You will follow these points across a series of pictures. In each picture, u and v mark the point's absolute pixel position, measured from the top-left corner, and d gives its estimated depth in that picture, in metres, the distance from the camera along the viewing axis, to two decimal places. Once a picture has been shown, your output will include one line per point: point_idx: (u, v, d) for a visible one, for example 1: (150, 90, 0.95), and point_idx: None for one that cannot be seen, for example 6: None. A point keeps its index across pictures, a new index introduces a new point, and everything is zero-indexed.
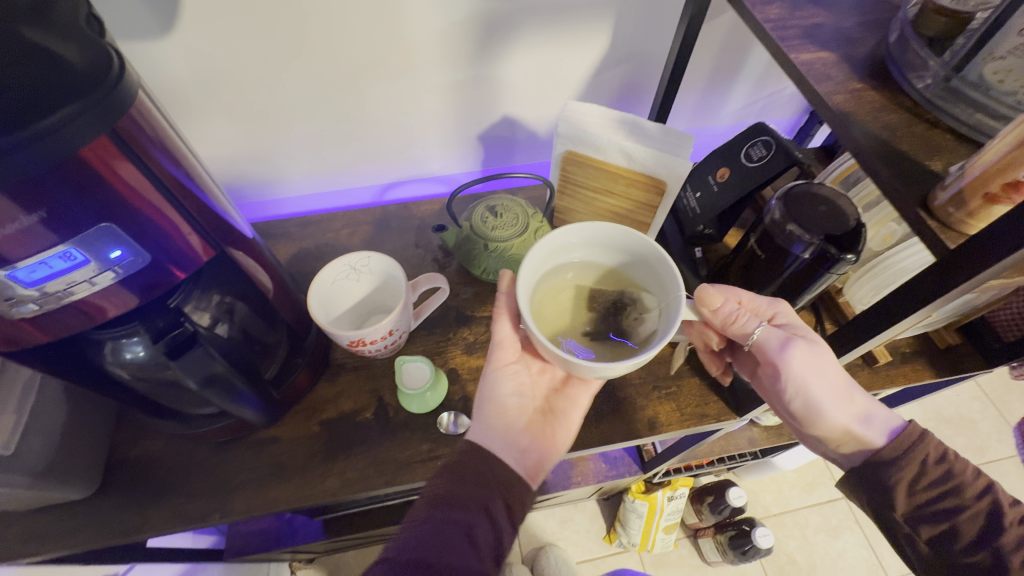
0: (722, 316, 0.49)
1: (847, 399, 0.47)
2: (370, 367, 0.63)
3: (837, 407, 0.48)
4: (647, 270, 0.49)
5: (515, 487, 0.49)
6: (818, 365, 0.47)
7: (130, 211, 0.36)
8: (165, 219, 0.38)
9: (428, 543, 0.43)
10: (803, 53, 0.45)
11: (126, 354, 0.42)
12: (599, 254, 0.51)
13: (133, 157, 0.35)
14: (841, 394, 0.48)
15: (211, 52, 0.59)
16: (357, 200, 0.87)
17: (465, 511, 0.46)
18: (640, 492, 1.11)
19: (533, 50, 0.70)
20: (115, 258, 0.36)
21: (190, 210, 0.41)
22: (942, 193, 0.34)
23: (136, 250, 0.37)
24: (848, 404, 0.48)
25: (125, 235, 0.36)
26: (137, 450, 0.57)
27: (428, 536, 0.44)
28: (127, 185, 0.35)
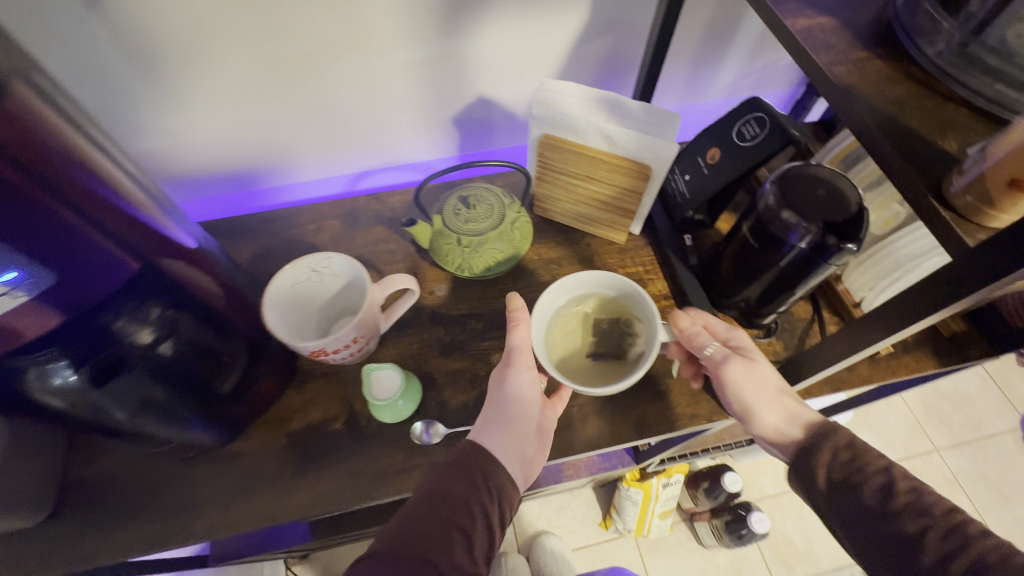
0: (684, 336, 0.54)
1: (773, 401, 0.49)
2: (340, 373, 0.59)
3: (766, 408, 0.49)
4: (638, 308, 0.55)
5: (510, 493, 0.46)
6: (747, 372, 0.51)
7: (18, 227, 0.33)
8: (64, 231, 0.35)
9: (421, 541, 0.41)
10: (799, 19, 0.40)
11: (57, 380, 0.37)
12: (602, 288, 0.57)
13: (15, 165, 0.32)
14: (768, 396, 0.50)
15: (143, 37, 0.54)
16: (328, 191, 0.82)
17: (457, 509, 0.43)
18: (634, 480, 1.08)
19: (505, 23, 0.64)
20: (10, 280, 0.33)
21: (100, 220, 0.37)
22: (959, 179, 0.29)
23: (35, 270, 0.34)
24: (775, 405, 0.49)
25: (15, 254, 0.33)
26: (89, 472, 0.53)
27: (421, 532, 0.42)
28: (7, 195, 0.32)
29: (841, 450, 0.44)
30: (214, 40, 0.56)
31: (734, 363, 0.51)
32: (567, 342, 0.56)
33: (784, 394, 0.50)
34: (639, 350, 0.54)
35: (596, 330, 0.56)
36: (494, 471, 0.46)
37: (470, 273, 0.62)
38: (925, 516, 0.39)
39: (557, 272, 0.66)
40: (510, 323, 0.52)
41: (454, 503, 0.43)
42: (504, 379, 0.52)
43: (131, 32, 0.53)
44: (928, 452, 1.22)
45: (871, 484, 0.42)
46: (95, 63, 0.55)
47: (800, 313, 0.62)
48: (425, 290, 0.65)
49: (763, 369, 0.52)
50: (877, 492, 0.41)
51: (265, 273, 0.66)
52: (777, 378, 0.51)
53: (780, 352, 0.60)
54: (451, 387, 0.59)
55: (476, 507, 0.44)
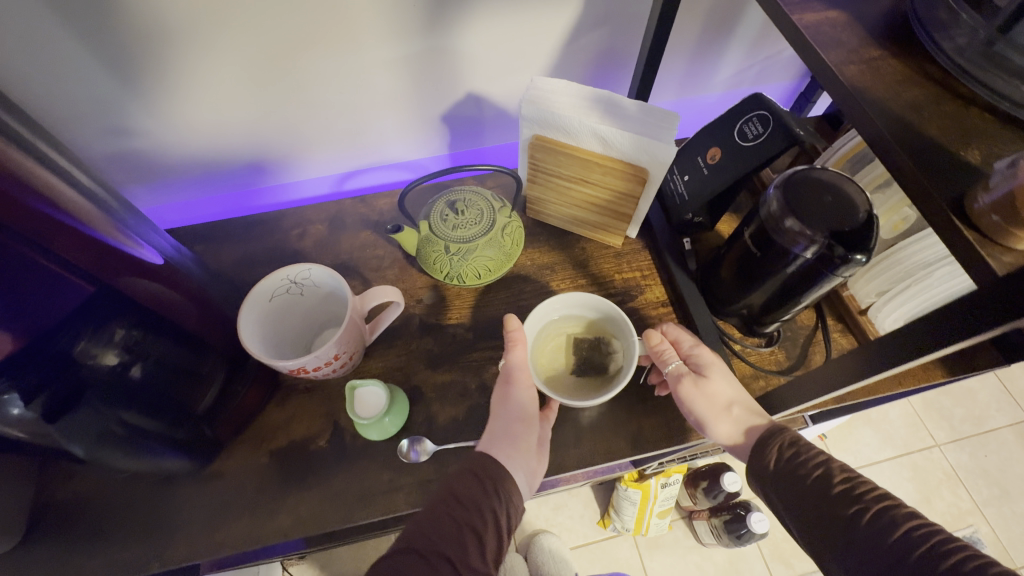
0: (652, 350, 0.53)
1: (720, 414, 0.49)
2: (324, 388, 0.57)
3: (713, 421, 0.49)
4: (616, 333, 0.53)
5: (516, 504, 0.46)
6: (699, 386, 0.50)
7: None
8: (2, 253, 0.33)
9: (440, 536, 0.41)
10: (807, 13, 0.37)
11: (14, 410, 0.34)
12: (591, 310, 0.55)
13: None
14: (716, 409, 0.49)
15: (103, 33, 0.51)
16: (314, 192, 0.79)
17: (470, 510, 0.43)
18: (633, 481, 1.05)
19: (493, 16, 0.60)
20: None
21: (45, 241, 0.35)
22: (984, 196, 0.26)
23: None
24: (723, 418, 0.49)
25: None
26: (63, 494, 0.51)
27: (442, 530, 0.41)
28: None
29: (787, 445, 0.44)
30: (180, 37, 0.53)
31: (683, 378, 0.50)
32: (547, 359, 0.55)
33: (736, 407, 0.49)
34: (617, 367, 0.54)
35: (576, 348, 0.55)
36: (505, 482, 0.45)
37: (459, 281, 0.60)
38: (860, 501, 0.38)
39: (551, 278, 0.64)
40: (508, 342, 0.50)
41: (468, 504, 0.43)
42: (506, 397, 0.50)
43: (88, 36, 0.51)
44: (929, 447, 1.21)
45: (815, 475, 0.41)
46: (54, 61, 0.52)
47: (804, 321, 0.60)
48: (412, 298, 0.62)
49: (717, 381, 0.50)
50: (818, 480, 0.41)
51: (245, 282, 0.63)
52: (733, 390, 0.50)
53: (782, 362, 0.58)
54: (439, 401, 0.56)
55: (488, 510, 0.44)
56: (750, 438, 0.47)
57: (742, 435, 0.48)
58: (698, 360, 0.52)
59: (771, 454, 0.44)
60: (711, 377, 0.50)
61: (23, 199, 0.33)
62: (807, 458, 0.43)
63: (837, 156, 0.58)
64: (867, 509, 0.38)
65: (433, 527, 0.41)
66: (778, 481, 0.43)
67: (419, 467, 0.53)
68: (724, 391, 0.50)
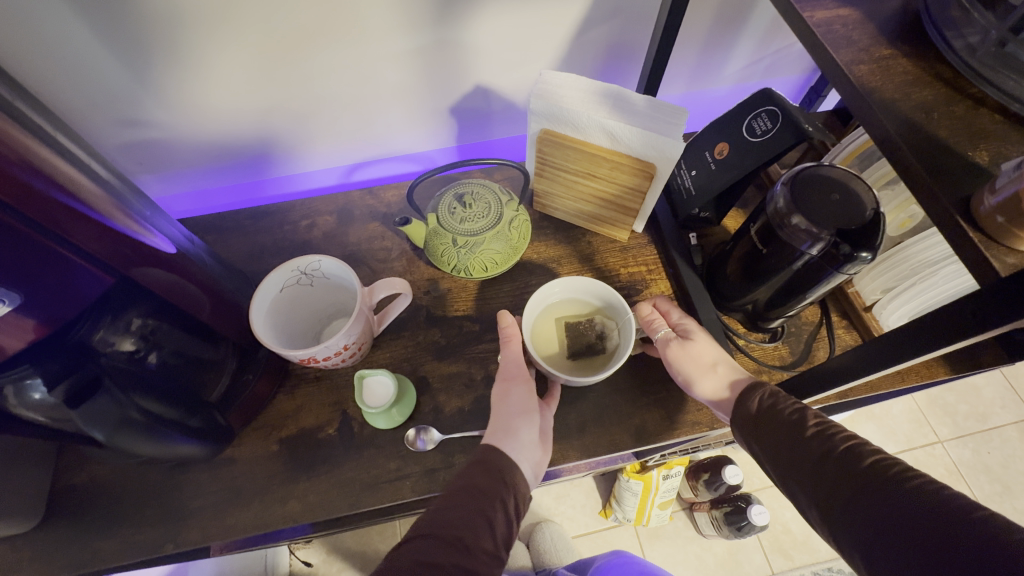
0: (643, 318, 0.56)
1: (704, 372, 0.50)
2: (333, 378, 0.58)
3: (700, 380, 0.50)
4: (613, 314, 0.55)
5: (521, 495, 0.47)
6: (685, 347, 0.51)
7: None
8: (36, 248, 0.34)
9: (457, 522, 0.42)
10: (818, 11, 0.37)
11: (36, 394, 0.37)
12: (579, 295, 0.57)
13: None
14: (700, 367, 0.50)
15: (114, 24, 0.51)
16: (320, 183, 0.79)
17: (486, 498, 0.44)
18: (635, 472, 1.05)
19: (502, 9, 0.60)
20: None
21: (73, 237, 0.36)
22: (990, 198, 0.27)
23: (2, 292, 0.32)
24: (708, 375, 0.49)
25: None
26: (82, 477, 0.52)
27: (457, 516, 0.43)
28: None
29: (766, 396, 0.45)
30: (193, 30, 0.54)
31: (671, 341, 0.52)
32: (548, 344, 0.55)
33: (720, 365, 0.50)
34: (615, 343, 0.55)
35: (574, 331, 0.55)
36: (513, 473, 0.46)
37: (466, 274, 0.60)
38: (833, 440, 0.39)
39: (557, 271, 0.64)
40: (503, 339, 0.53)
41: (483, 494, 0.44)
42: (507, 393, 0.51)
43: (104, 30, 0.51)
44: (932, 443, 1.21)
45: (793, 416, 0.42)
46: (67, 50, 0.52)
47: (808, 317, 0.60)
48: (420, 290, 0.63)
49: (702, 343, 0.51)
50: (794, 422, 0.41)
51: (255, 272, 0.64)
52: (718, 351, 0.51)
53: (786, 357, 0.58)
54: (445, 392, 0.57)
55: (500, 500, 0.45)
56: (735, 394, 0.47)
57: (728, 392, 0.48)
58: (684, 324, 0.53)
59: (753, 402, 0.45)
60: (696, 339, 0.52)
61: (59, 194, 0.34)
62: (784, 405, 0.43)
63: (845, 153, 0.59)
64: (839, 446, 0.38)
65: (453, 519, 0.42)
66: (757, 430, 0.43)
67: (425, 456, 0.54)
68: (709, 349, 0.51)
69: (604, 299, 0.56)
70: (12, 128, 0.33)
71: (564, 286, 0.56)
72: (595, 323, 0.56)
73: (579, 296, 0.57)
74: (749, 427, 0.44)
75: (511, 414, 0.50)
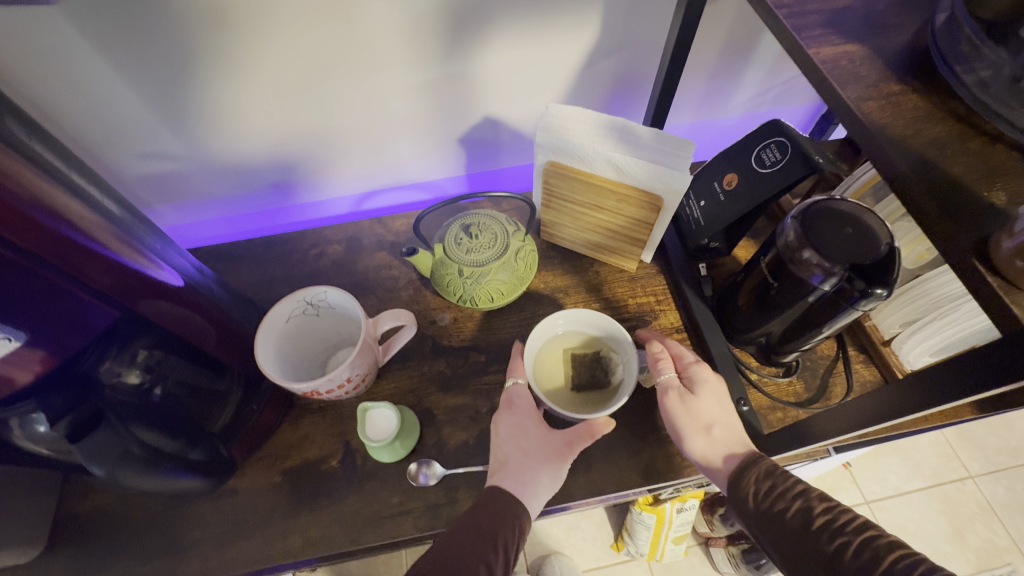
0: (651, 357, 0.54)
1: (698, 433, 0.48)
2: (337, 408, 0.57)
3: (691, 439, 0.48)
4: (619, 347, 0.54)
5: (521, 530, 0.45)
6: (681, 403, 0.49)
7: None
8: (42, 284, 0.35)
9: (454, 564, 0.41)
10: (824, 47, 0.36)
11: (40, 428, 0.37)
12: (585, 325, 0.56)
13: None
14: (695, 425, 0.48)
15: (136, 62, 0.53)
16: (331, 211, 0.80)
17: (486, 539, 0.43)
18: (647, 505, 1.02)
19: (509, 43, 0.61)
20: None
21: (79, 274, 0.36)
22: (1008, 240, 0.26)
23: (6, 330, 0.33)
24: (700, 438, 0.48)
25: None
26: (87, 505, 0.52)
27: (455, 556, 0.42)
28: None
29: (763, 476, 0.43)
30: (212, 70, 0.56)
31: (666, 388, 0.51)
32: (553, 376, 0.54)
33: (715, 428, 0.48)
34: (619, 379, 0.53)
35: (581, 364, 0.54)
36: (519, 512, 0.46)
37: (472, 304, 0.60)
38: (842, 534, 0.37)
39: (564, 301, 0.63)
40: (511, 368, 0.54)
41: (483, 534, 0.44)
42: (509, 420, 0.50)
43: (126, 68, 0.54)
44: (962, 479, 1.15)
45: (793, 508, 0.40)
46: (91, 87, 0.54)
47: (824, 351, 0.58)
48: (427, 319, 0.63)
49: (704, 400, 0.49)
50: (796, 514, 0.40)
51: (264, 301, 0.65)
52: (718, 413, 0.49)
53: (801, 393, 0.56)
54: (450, 424, 0.56)
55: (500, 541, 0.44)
56: (727, 464, 0.46)
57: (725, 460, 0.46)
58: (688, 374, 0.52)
59: (750, 491, 0.43)
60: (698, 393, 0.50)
61: (78, 236, 0.36)
62: (783, 490, 0.42)
63: (858, 185, 0.57)
64: (850, 542, 0.36)
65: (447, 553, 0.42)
66: (759, 520, 0.42)
67: (427, 491, 0.53)
68: (707, 407, 0.49)
69: (610, 332, 0.55)
70: (26, 172, 0.33)
71: (572, 318, 0.55)
72: (601, 357, 0.55)
73: (584, 327, 0.56)
74: (748, 518, 0.42)
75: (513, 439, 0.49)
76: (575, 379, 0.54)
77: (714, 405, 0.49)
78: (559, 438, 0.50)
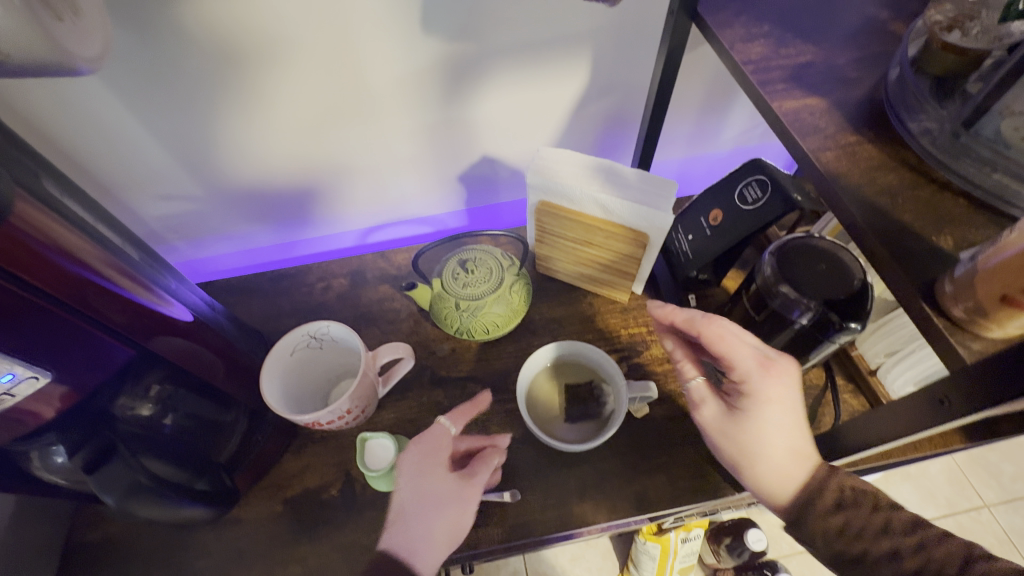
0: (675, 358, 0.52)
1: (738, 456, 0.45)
2: (338, 438, 0.59)
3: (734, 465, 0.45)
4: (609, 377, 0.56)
5: None
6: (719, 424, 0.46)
7: (22, 332, 0.34)
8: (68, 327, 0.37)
9: None
10: (787, 100, 0.39)
11: (58, 459, 0.40)
12: (576, 356, 0.58)
13: (22, 283, 0.34)
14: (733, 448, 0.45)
15: (159, 116, 0.58)
16: (338, 245, 0.84)
17: None
18: (651, 534, 1.01)
19: (504, 89, 0.65)
20: (7, 381, 0.34)
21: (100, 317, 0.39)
22: (950, 287, 0.28)
23: (32, 370, 0.35)
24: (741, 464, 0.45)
25: (15, 357, 0.34)
26: (97, 534, 0.54)
27: None
28: (9, 307, 0.33)
29: (833, 511, 0.41)
30: (228, 120, 0.61)
31: (700, 404, 0.48)
32: (547, 406, 0.56)
33: (758, 459, 0.44)
34: (611, 409, 0.55)
35: (574, 393, 0.56)
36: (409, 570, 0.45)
37: (469, 335, 0.62)
38: None
39: (559, 332, 0.66)
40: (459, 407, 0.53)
41: None
42: (408, 462, 0.50)
43: (150, 122, 0.58)
44: (976, 507, 1.13)
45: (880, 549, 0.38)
46: (118, 139, 0.59)
47: (813, 379, 0.59)
48: (426, 351, 0.65)
49: (746, 423, 0.44)
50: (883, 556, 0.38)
51: (272, 333, 0.68)
52: (766, 435, 0.43)
53: None
54: None
55: None
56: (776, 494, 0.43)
57: (776, 490, 0.43)
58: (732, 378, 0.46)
59: (817, 530, 0.41)
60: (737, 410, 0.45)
61: (111, 287, 0.39)
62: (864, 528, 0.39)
63: (830, 228, 0.59)
64: None
65: None
66: (835, 558, 0.40)
67: None
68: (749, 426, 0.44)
69: (600, 362, 0.57)
70: (55, 225, 0.36)
71: (564, 349, 0.58)
72: (593, 387, 0.56)
73: (576, 358, 0.58)
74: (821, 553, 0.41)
75: (407, 484, 0.49)
76: (567, 408, 0.56)
77: (760, 428, 0.44)
78: (453, 482, 0.49)
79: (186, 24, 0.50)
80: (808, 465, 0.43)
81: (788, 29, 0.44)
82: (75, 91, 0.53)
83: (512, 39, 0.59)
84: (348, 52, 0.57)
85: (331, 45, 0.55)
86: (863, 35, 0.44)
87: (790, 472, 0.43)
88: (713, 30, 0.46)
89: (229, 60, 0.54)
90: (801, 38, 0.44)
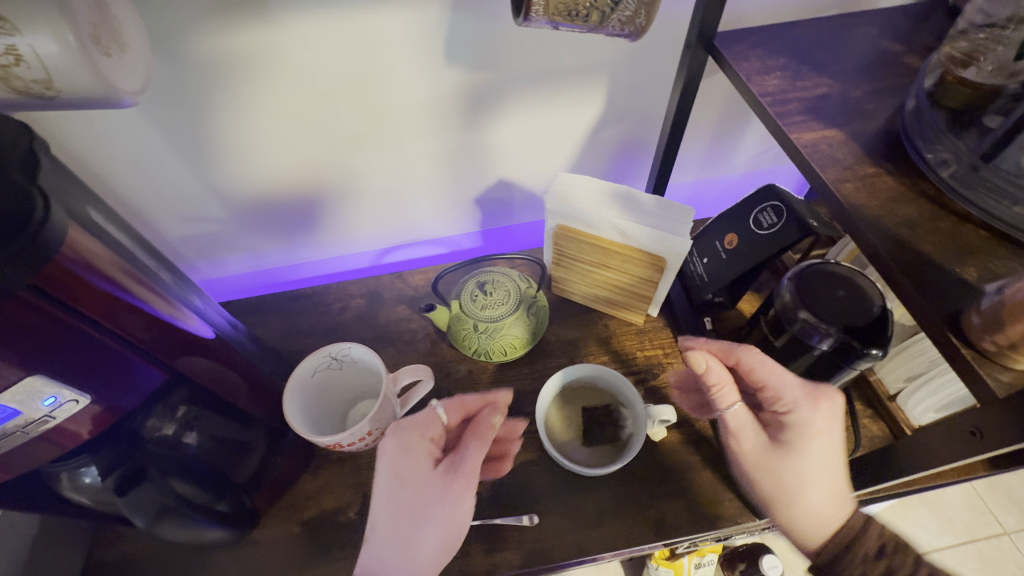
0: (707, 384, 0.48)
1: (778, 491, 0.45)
2: (356, 458, 0.59)
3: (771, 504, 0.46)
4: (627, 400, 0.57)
5: None
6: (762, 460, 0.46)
7: (64, 355, 0.35)
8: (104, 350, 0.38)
9: None
10: (805, 132, 0.40)
11: (86, 479, 0.41)
12: (593, 380, 0.58)
13: (65, 306, 0.35)
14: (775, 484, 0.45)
15: (190, 143, 0.60)
16: (355, 264, 0.85)
17: None
18: (664, 559, 0.99)
19: (522, 115, 0.67)
20: (49, 404, 0.35)
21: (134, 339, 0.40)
22: (977, 318, 0.28)
23: (71, 393, 0.36)
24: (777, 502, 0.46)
25: (58, 379, 0.35)
26: (114, 554, 0.54)
27: None
28: (53, 329, 0.34)
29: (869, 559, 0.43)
30: (254, 145, 0.62)
31: (739, 433, 0.47)
32: (564, 429, 0.57)
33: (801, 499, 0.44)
34: (629, 432, 0.55)
35: (592, 417, 0.57)
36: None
37: (486, 357, 0.63)
38: None
39: (575, 354, 0.66)
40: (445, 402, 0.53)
41: None
42: (390, 458, 0.48)
43: (180, 148, 0.60)
44: (997, 535, 1.10)
45: None
46: (148, 164, 0.61)
47: None
48: (442, 372, 0.66)
49: (786, 462, 0.45)
50: None
51: (290, 351, 0.69)
52: (809, 473, 0.44)
53: None
54: None
55: None
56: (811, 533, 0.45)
57: (810, 530, 0.45)
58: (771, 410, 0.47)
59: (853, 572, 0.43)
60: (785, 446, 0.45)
61: (142, 306, 0.40)
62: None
63: (847, 251, 0.59)
64: None
65: None
66: None
67: None
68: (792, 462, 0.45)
69: (617, 386, 0.57)
70: (96, 247, 0.37)
71: (582, 372, 0.58)
72: (610, 411, 0.57)
73: (594, 381, 0.58)
74: None
75: (385, 484, 0.47)
76: (585, 432, 0.56)
77: (802, 467, 0.44)
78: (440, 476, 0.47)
79: (218, 56, 0.52)
80: (845, 508, 0.44)
81: (803, 62, 0.46)
82: (112, 119, 0.55)
83: (531, 68, 0.61)
84: (373, 81, 0.59)
85: (357, 75, 0.57)
86: (877, 68, 0.45)
87: (828, 514, 0.44)
88: (729, 62, 0.47)
89: (259, 89, 0.56)
90: (816, 71, 0.45)
